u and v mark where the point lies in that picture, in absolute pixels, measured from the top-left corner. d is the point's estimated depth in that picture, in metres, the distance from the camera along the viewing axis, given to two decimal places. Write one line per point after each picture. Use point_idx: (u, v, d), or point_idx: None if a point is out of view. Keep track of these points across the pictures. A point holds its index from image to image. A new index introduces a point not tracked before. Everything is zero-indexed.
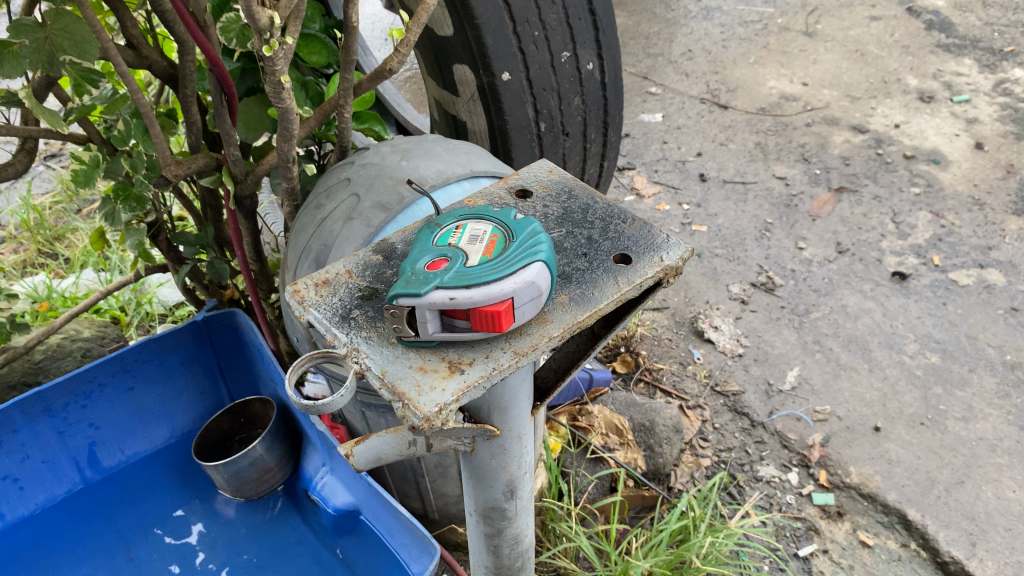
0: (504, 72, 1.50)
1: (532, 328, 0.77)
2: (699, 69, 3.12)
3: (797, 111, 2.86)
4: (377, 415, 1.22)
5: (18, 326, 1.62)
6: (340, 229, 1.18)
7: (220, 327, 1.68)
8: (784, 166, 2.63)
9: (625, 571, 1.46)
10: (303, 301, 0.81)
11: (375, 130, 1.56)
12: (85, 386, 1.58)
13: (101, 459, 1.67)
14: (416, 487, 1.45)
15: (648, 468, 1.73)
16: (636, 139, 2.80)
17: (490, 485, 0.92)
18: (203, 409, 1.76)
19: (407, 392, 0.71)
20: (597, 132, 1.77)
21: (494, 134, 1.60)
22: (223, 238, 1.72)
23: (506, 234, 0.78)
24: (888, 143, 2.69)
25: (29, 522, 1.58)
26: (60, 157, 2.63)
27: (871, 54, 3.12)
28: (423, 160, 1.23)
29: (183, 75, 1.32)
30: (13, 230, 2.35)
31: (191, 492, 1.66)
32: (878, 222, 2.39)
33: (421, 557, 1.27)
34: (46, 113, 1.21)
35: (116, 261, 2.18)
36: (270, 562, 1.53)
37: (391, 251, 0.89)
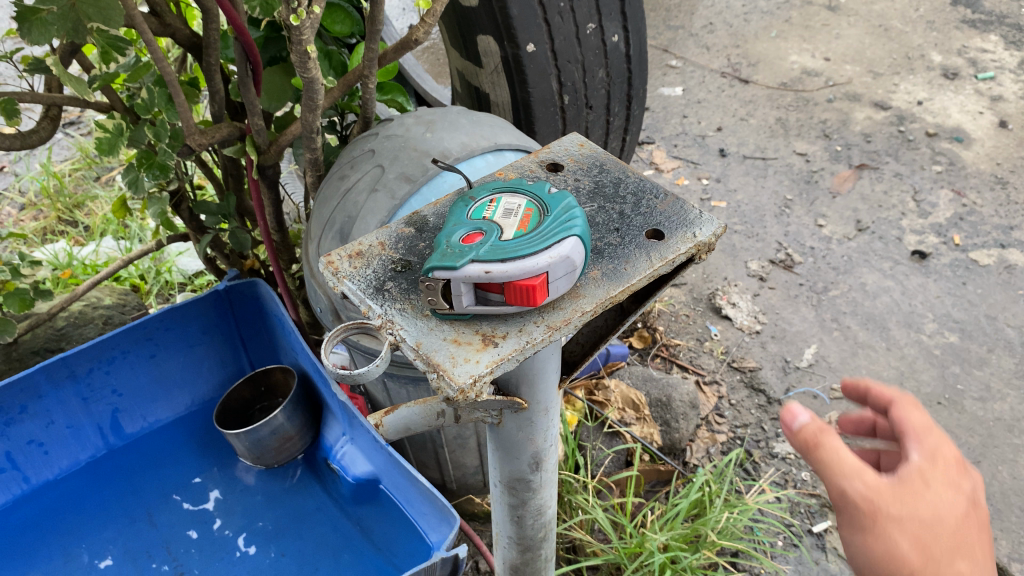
0: (529, 43, 1.49)
1: (565, 302, 0.77)
2: (720, 42, 3.08)
3: (819, 86, 2.83)
4: (400, 386, 1.23)
5: (41, 293, 1.63)
6: (365, 201, 1.18)
7: (241, 296, 1.69)
8: (805, 142, 2.60)
9: (641, 544, 1.47)
10: (337, 271, 0.82)
11: (398, 100, 1.55)
12: (109, 353, 1.59)
13: (124, 425, 1.69)
14: (436, 457, 1.47)
15: (664, 443, 1.74)
16: (656, 112, 2.77)
17: (516, 457, 0.92)
18: (223, 377, 1.78)
19: (442, 362, 0.71)
20: (621, 105, 1.76)
21: (517, 107, 1.59)
22: (245, 207, 1.73)
23: (541, 208, 0.78)
24: (910, 120, 2.66)
25: (54, 485, 1.61)
26: (80, 125, 2.63)
27: (895, 29, 3.08)
28: (448, 132, 1.22)
29: (207, 44, 1.31)
30: (33, 196, 2.36)
31: (211, 460, 1.68)
32: (898, 200, 2.37)
33: (442, 527, 1.29)
34: (73, 81, 1.21)
35: (136, 230, 2.19)
36: (289, 529, 1.56)
37: (423, 223, 0.89)
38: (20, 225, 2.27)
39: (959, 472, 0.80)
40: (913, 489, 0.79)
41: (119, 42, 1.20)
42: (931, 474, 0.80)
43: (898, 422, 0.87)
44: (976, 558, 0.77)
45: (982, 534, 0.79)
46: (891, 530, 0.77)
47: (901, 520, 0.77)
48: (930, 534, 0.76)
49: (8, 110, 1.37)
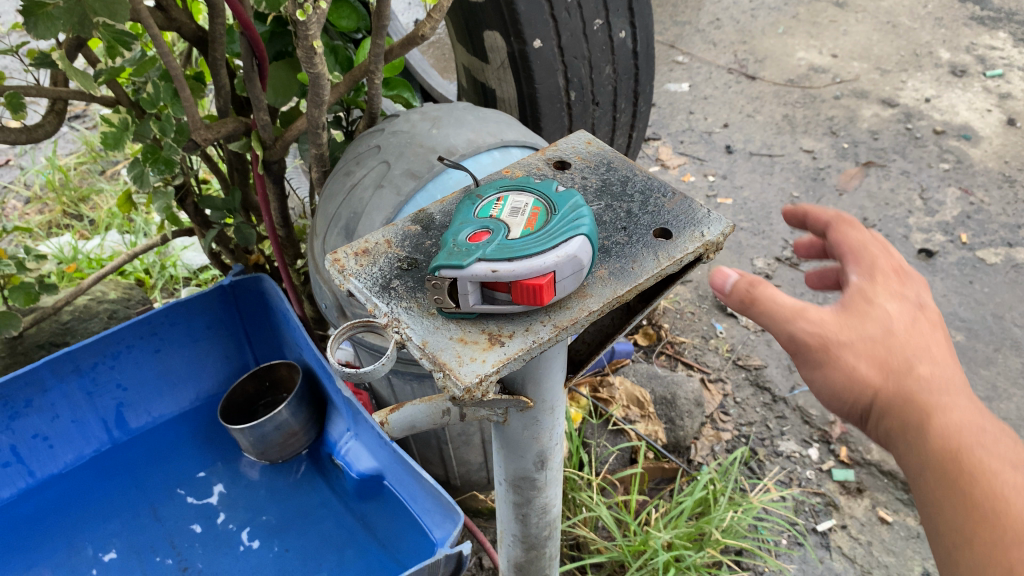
0: (535, 39, 1.48)
1: (572, 302, 0.76)
2: (727, 38, 3.07)
3: (826, 83, 2.82)
4: (404, 382, 1.23)
5: (46, 287, 1.63)
6: (370, 197, 1.18)
7: (246, 291, 1.68)
8: (811, 139, 2.59)
9: (645, 542, 1.47)
10: (343, 269, 0.81)
11: (404, 96, 1.54)
12: (114, 347, 1.60)
13: (129, 420, 1.69)
14: (440, 454, 1.47)
15: (668, 441, 1.73)
16: (662, 109, 2.76)
17: (521, 456, 0.92)
18: (228, 372, 1.78)
19: (448, 361, 0.71)
20: (627, 101, 1.76)
21: (523, 103, 1.59)
22: (250, 202, 1.72)
23: (549, 207, 0.77)
24: (918, 118, 2.65)
25: (58, 479, 1.61)
26: (85, 119, 2.63)
27: (903, 26, 3.06)
28: (454, 128, 1.22)
29: (213, 38, 1.31)
30: (39, 190, 2.36)
31: (215, 454, 1.69)
32: (905, 198, 2.36)
33: (446, 523, 1.29)
34: (78, 75, 1.21)
35: (141, 224, 2.19)
36: (293, 524, 1.56)
37: (429, 221, 0.88)
38: (25, 218, 2.27)
39: (900, 283, 0.83)
40: (859, 312, 0.81)
41: (125, 36, 1.19)
42: (873, 296, 0.82)
43: (840, 246, 0.89)
44: (933, 361, 0.79)
45: (933, 332, 0.81)
46: (847, 357, 0.78)
47: (852, 346, 0.79)
48: (882, 349, 0.78)
49: (13, 104, 1.37)
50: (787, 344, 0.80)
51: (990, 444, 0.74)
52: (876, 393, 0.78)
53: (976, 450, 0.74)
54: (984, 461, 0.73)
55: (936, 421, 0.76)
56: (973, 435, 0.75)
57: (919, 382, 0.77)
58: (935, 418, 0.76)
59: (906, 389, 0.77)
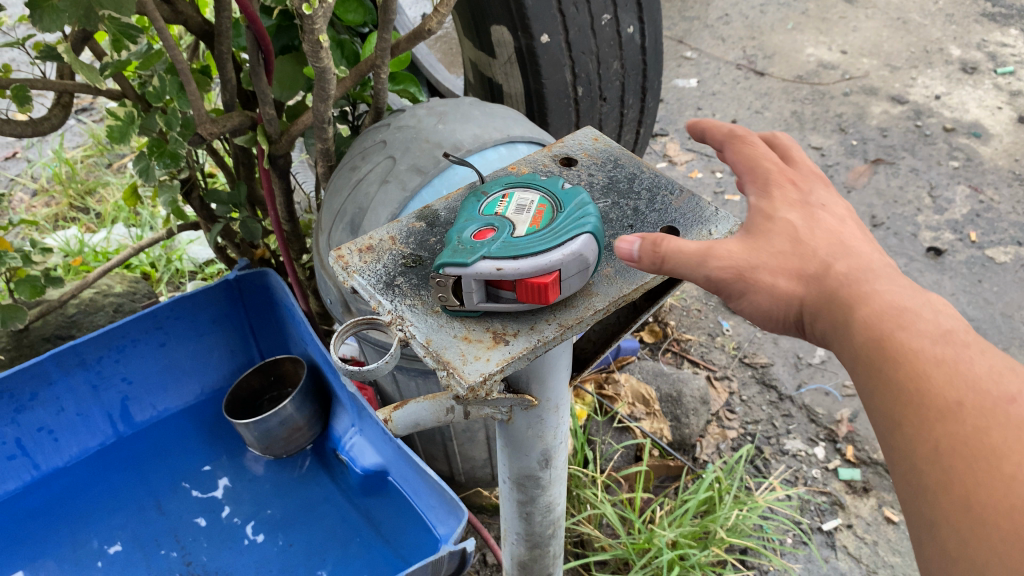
0: (543, 34, 1.47)
1: (577, 300, 0.76)
2: (736, 34, 3.05)
3: (835, 79, 2.80)
4: (409, 378, 1.22)
5: (52, 280, 1.63)
6: (376, 192, 1.17)
7: (252, 286, 1.68)
8: (820, 136, 2.58)
9: (650, 541, 1.46)
10: (347, 266, 0.81)
11: (410, 91, 1.53)
12: (119, 341, 1.59)
13: (134, 413, 1.69)
14: (444, 450, 1.46)
15: (673, 438, 1.72)
16: (670, 104, 2.75)
17: (525, 454, 0.91)
18: (233, 366, 1.78)
19: (452, 360, 0.70)
20: (636, 97, 1.75)
21: (530, 98, 1.58)
22: (256, 197, 1.72)
23: (554, 204, 0.77)
24: (927, 115, 2.63)
25: (63, 473, 1.61)
26: (92, 112, 2.63)
27: (913, 22, 3.04)
28: (460, 123, 1.21)
29: (219, 32, 1.30)
30: (45, 182, 2.36)
31: (220, 448, 1.69)
32: (914, 195, 2.35)
33: (450, 519, 1.28)
34: (84, 68, 1.20)
35: (147, 218, 2.19)
36: (296, 518, 1.55)
37: (434, 218, 0.88)
38: (31, 211, 2.28)
39: (800, 193, 0.79)
40: (762, 231, 0.75)
41: (130, 30, 1.19)
42: (778, 210, 0.77)
43: (736, 166, 0.85)
44: (853, 260, 0.71)
45: (851, 237, 0.74)
46: (762, 277, 0.71)
47: (764, 264, 0.72)
48: (795, 259, 0.72)
49: (19, 97, 1.37)
50: (703, 284, 0.72)
51: (921, 320, 0.64)
52: (799, 303, 0.71)
53: (905, 334, 0.63)
54: (916, 341, 0.63)
55: (860, 310, 0.67)
56: (900, 318, 0.65)
57: (840, 280, 0.70)
58: (860, 308, 0.67)
59: (830, 292, 0.69)
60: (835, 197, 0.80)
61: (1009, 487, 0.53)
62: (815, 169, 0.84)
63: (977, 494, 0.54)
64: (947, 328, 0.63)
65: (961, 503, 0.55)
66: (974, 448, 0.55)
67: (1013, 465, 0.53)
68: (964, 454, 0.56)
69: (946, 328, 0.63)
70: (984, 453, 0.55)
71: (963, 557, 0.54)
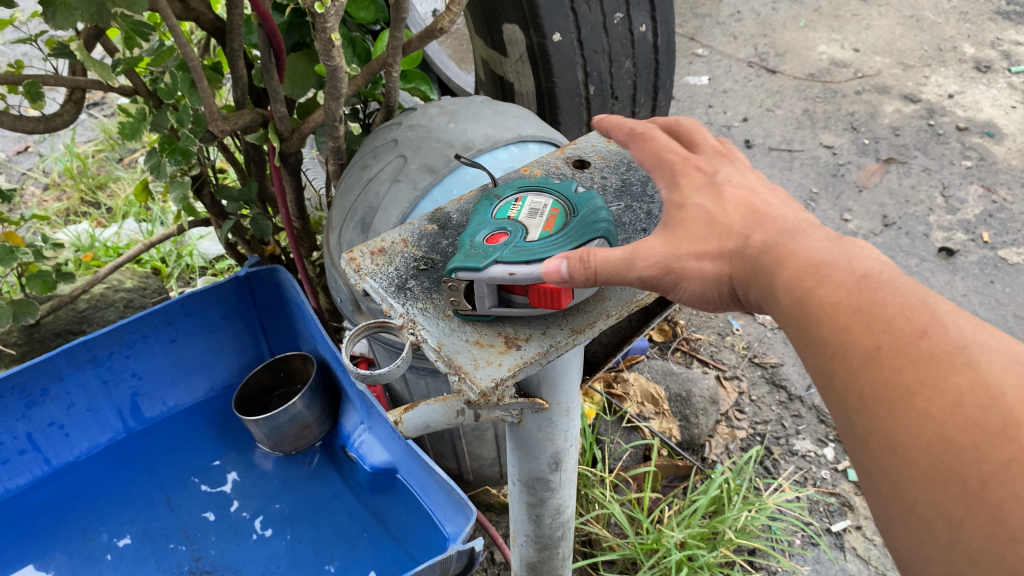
0: (555, 32, 1.47)
1: (590, 305, 0.76)
2: (747, 31, 3.04)
3: (847, 77, 2.78)
4: (418, 377, 1.22)
5: (63, 275, 1.63)
6: (386, 191, 1.17)
7: (262, 283, 1.68)
8: (831, 134, 2.56)
9: (658, 541, 1.46)
10: (359, 269, 0.81)
11: (421, 89, 1.53)
12: (129, 337, 1.60)
13: (144, 409, 1.70)
14: (453, 448, 1.46)
15: (682, 438, 1.72)
16: (681, 101, 2.74)
17: (536, 457, 0.91)
18: (243, 363, 1.78)
19: (464, 365, 0.70)
20: (647, 96, 1.74)
21: (542, 97, 1.57)
22: (266, 193, 1.72)
23: (568, 208, 0.77)
24: (940, 114, 2.61)
25: (73, 467, 1.62)
26: (103, 106, 2.63)
27: (926, 20, 3.02)
28: (471, 123, 1.21)
29: (230, 29, 1.30)
30: (57, 177, 2.37)
31: (229, 444, 1.69)
32: (926, 195, 2.33)
33: (458, 518, 1.29)
34: (96, 66, 1.20)
35: (158, 213, 2.20)
36: (304, 514, 1.56)
37: (446, 220, 0.88)
38: (43, 205, 2.28)
39: (705, 175, 0.75)
40: (677, 221, 0.71)
41: (143, 27, 1.19)
42: (689, 198, 0.73)
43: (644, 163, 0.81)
44: (769, 224, 0.68)
45: (762, 203, 0.71)
46: (688, 265, 0.68)
47: (687, 251, 0.68)
48: (714, 240, 0.69)
49: (32, 93, 1.37)
50: (638, 285, 0.69)
51: (839, 268, 0.61)
52: (729, 282, 0.67)
53: (822, 287, 0.60)
54: (833, 294, 0.60)
55: (779, 272, 0.63)
56: (818, 272, 0.62)
57: (759, 249, 0.66)
58: (780, 268, 0.63)
59: (751, 261, 0.66)
60: (742, 171, 0.76)
61: (927, 425, 0.51)
62: (717, 149, 0.80)
63: (900, 439, 0.52)
64: (863, 272, 0.60)
65: (888, 450, 0.53)
66: (896, 394, 0.53)
67: (926, 402, 0.52)
68: (885, 399, 0.54)
69: (863, 272, 0.60)
70: (904, 398, 0.53)
71: (899, 500, 0.53)
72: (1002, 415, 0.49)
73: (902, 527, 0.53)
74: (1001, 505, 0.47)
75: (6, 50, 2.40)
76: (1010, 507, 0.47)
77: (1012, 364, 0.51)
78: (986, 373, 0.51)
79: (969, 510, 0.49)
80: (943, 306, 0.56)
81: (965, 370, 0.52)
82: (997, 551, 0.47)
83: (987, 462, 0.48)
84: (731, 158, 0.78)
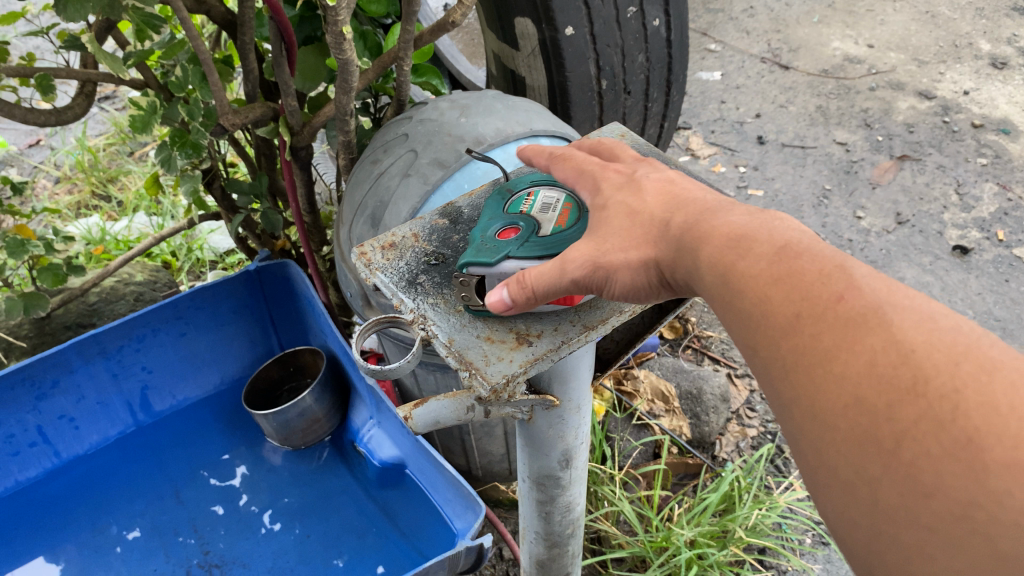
0: (567, 26, 1.46)
1: (602, 301, 0.75)
2: (761, 27, 3.02)
3: (861, 73, 2.76)
4: (428, 373, 1.21)
5: (74, 268, 1.63)
6: (397, 185, 1.17)
7: (272, 277, 1.68)
8: (845, 131, 2.54)
9: (667, 539, 1.45)
10: (370, 263, 0.81)
11: (432, 83, 1.52)
12: (139, 331, 1.60)
13: (153, 402, 1.70)
14: (462, 444, 1.46)
15: (692, 436, 1.71)
16: (693, 97, 2.73)
17: (546, 454, 0.90)
18: (253, 357, 1.78)
19: (475, 360, 0.70)
20: (660, 91, 1.73)
21: (554, 91, 1.56)
22: (277, 188, 1.72)
23: (580, 201, 0.78)
24: (955, 111, 2.59)
25: (83, 460, 1.63)
26: (114, 100, 2.64)
27: (942, 16, 2.99)
28: (482, 117, 1.20)
29: (241, 22, 1.30)
30: (68, 170, 2.37)
31: (239, 438, 1.69)
32: (941, 193, 2.31)
33: (467, 514, 1.28)
34: (107, 58, 1.20)
35: (168, 207, 2.20)
36: (313, 508, 1.55)
37: (458, 215, 0.87)
38: (54, 199, 2.29)
39: (624, 173, 0.74)
40: (599, 222, 0.70)
41: (154, 20, 1.18)
42: (608, 197, 0.72)
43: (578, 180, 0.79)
44: (686, 208, 0.67)
45: (681, 189, 0.70)
46: (615, 257, 0.67)
47: (610, 246, 0.67)
48: (637, 233, 0.68)
49: (43, 86, 1.37)
50: (570, 289, 0.68)
51: (761, 239, 0.60)
52: (655, 268, 0.66)
53: (744, 261, 0.59)
54: (754, 267, 0.58)
55: (700, 250, 0.62)
56: (739, 246, 0.60)
57: (679, 230, 0.65)
58: (701, 247, 0.62)
59: (672, 244, 0.65)
60: (660, 168, 0.76)
61: (842, 388, 0.50)
62: (636, 157, 0.80)
63: (821, 406, 0.51)
64: (783, 243, 0.58)
65: (809, 417, 0.52)
66: (814, 360, 0.52)
67: (842, 365, 0.50)
68: (805, 366, 0.52)
69: (783, 243, 0.59)
70: (821, 363, 0.51)
71: (825, 469, 0.51)
72: (913, 371, 0.47)
73: (828, 495, 0.51)
74: (916, 463, 0.46)
75: (19, 43, 2.40)
76: (924, 463, 0.45)
77: (924, 322, 0.50)
78: (899, 331, 0.49)
79: (887, 469, 0.47)
80: (860, 269, 0.54)
81: (878, 330, 0.50)
82: (914, 507, 0.46)
83: (900, 420, 0.47)
84: (650, 163, 0.78)
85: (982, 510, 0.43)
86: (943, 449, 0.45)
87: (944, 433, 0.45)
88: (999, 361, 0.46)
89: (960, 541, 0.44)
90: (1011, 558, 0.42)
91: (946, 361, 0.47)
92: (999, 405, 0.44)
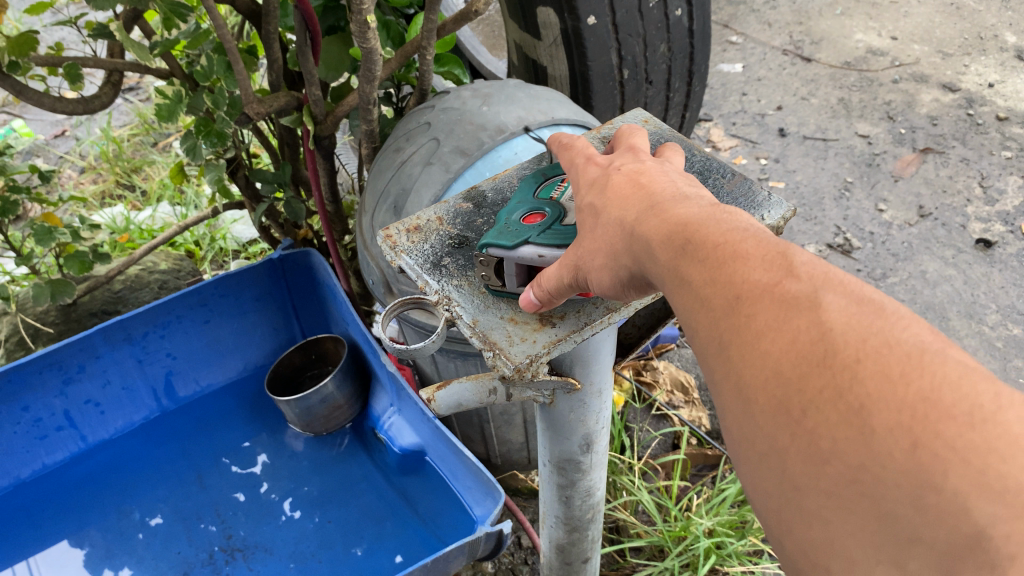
0: (589, 16, 1.46)
1: None
2: (783, 19, 3.00)
3: (884, 66, 2.73)
4: (448, 360, 1.22)
5: (99, 256, 1.66)
6: (419, 173, 1.18)
7: (295, 266, 1.70)
8: (867, 124, 2.53)
9: (685, 528, 1.46)
10: (395, 246, 0.82)
11: (454, 72, 1.53)
12: (164, 317, 1.62)
13: (177, 388, 1.72)
14: (481, 432, 1.47)
15: (711, 427, 1.73)
16: (714, 89, 2.72)
17: (567, 438, 0.91)
18: (276, 344, 1.80)
19: (498, 341, 0.71)
20: (681, 81, 1.73)
21: (575, 81, 1.57)
22: (300, 177, 1.74)
23: None
24: (980, 103, 2.56)
25: (108, 445, 1.65)
26: (139, 91, 2.67)
27: (967, 8, 2.96)
28: (504, 105, 1.21)
29: (266, 12, 1.31)
30: (93, 160, 2.40)
31: (260, 425, 1.71)
32: (964, 185, 2.29)
33: (487, 501, 1.29)
34: (135, 47, 1.21)
35: (192, 197, 2.22)
36: (333, 495, 1.57)
37: (481, 199, 0.88)
38: (79, 188, 2.32)
39: (601, 168, 0.73)
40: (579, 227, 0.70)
41: (180, 9, 1.20)
42: (583, 198, 0.71)
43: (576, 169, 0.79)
44: (639, 199, 0.65)
45: (647, 179, 0.67)
46: (587, 259, 0.66)
47: (583, 248, 0.67)
48: (601, 230, 0.66)
49: (71, 75, 1.38)
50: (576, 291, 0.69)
51: (708, 225, 0.57)
52: (616, 260, 0.64)
53: (690, 250, 0.57)
54: (699, 253, 0.56)
55: (648, 238, 0.60)
56: (684, 234, 0.58)
57: (630, 224, 0.63)
58: (650, 240, 0.60)
59: (626, 237, 0.63)
60: (642, 157, 0.72)
61: (764, 363, 0.48)
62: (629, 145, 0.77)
63: (746, 381, 0.49)
64: (730, 230, 0.56)
65: (734, 392, 0.50)
66: (743, 339, 0.50)
67: (768, 342, 0.49)
68: (733, 344, 0.51)
69: (729, 229, 0.56)
70: (749, 342, 0.50)
71: (745, 441, 0.50)
72: (827, 346, 0.46)
73: (747, 467, 0.50)
74: (817, 431, 0.45)
75: (46, 35, 2.43)
76: (823, 430, 0.44)
77: (853, 305, 0.48)
78: (825, 312, 0.47)
79: (794, 438, 0.46)
80: (801, 256, 0.52)
81: (807, 312, 0.48)
82: (815, 474, 0.45)
83: (807, 390, 0.46)
84: (637, 149, 0.75)
85: (869, 472, 0.42)
86: (838, 414, 0.44)
87: (841, 399, 0.44)
88: (907, 339, 0.45)
89: (851, 503, 0.43)
90: (890, 517, 0.41)
91: (858, 336, 0.45)
92: (893, 372, 0.43)
